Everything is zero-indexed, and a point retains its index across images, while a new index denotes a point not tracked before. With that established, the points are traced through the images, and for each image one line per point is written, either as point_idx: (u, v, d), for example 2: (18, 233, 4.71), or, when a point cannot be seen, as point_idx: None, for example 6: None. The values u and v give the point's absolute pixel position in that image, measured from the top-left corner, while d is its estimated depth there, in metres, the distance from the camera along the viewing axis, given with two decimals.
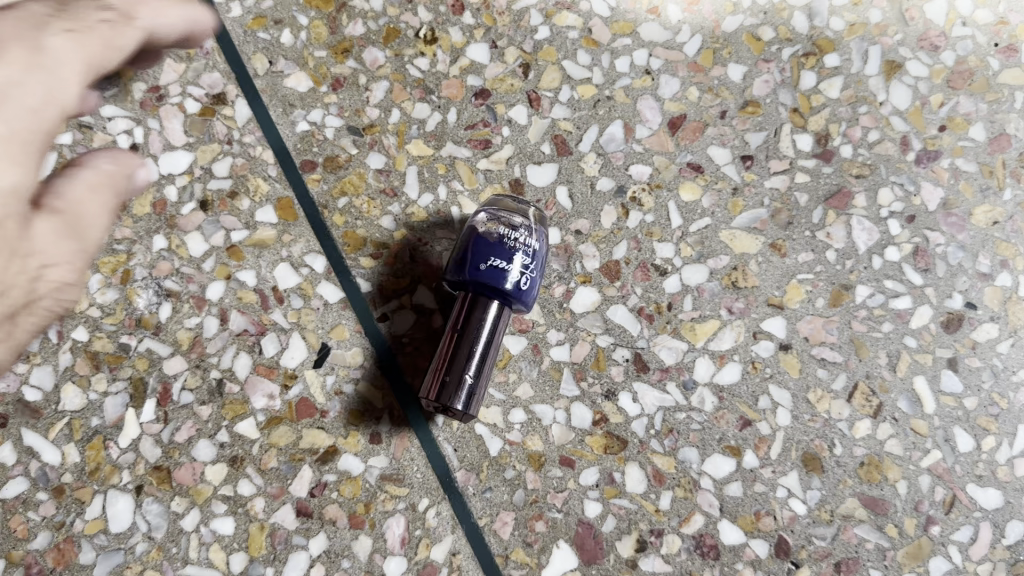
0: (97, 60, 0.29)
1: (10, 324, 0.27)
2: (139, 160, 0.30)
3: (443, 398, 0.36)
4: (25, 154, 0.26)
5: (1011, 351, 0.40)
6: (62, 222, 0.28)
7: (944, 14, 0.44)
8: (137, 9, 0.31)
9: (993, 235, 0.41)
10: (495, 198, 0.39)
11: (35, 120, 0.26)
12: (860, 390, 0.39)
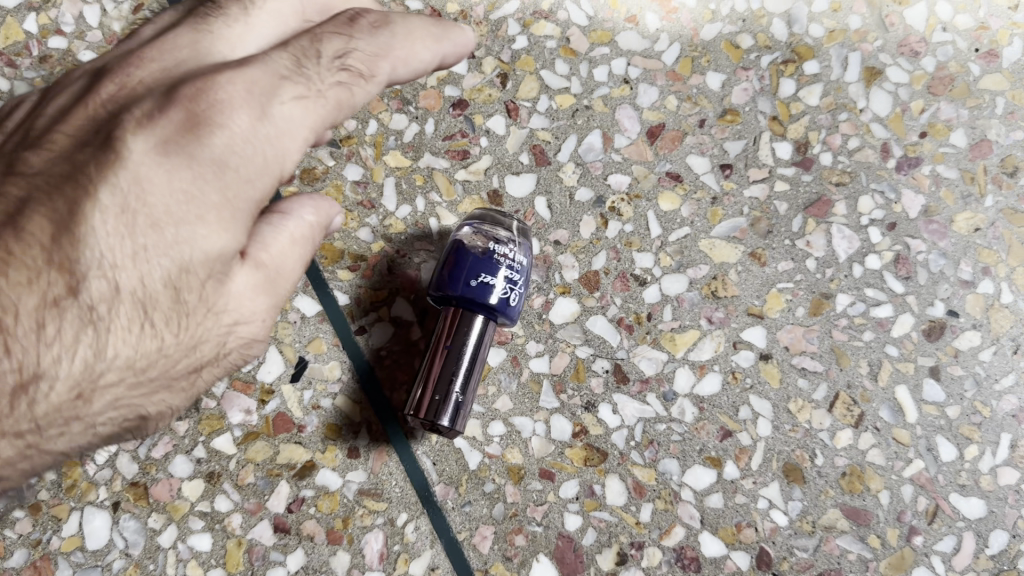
0: (326, 123, 0.30)
1: (197, 375, 0.30)
2: (335, 207, 0.32)
3: (431, 412, 0.35)
4: (237, 218, 0.28)
5: (994, 359, 0.40)
6: (263, 275, 0.30)
7: (924, 19, 0.43)
8: (380, 65, 0.31)
9: (975, 242, 0.41)
10: (478, 210, 0.38)
11: (251, 188, 0.28)
12: (842, 399, 0.39)
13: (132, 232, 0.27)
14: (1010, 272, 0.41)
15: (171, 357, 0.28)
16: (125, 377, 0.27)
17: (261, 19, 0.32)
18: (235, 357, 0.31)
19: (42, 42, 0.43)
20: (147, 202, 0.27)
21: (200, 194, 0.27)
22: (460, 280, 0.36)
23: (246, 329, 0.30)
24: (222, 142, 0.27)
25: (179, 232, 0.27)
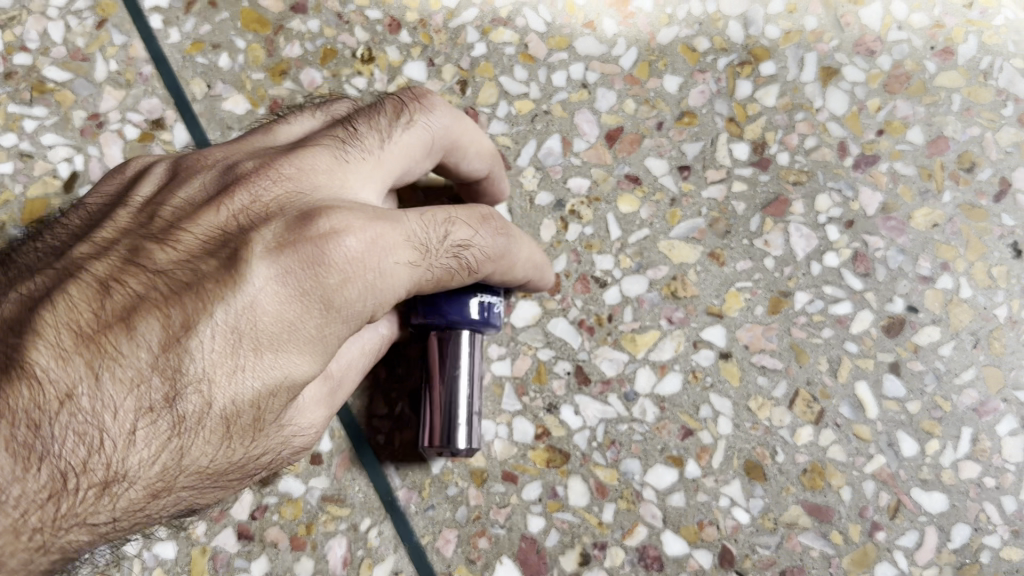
0: (422, 288, 0.33)
1: (247, 483, 0.32)
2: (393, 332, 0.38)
3: (437, 446, 0.36)
4: (327, 353, 0.30)
5: (954, 354, 0.40)
6: (326, 389, 0.34)
7: (880, 18, 0.44)
8: (485, 265, 0.35)
9: (933, 238, 0.41)
10: None
11: (347, 327, 0.30)
12: (801, 396, 0.39)
13: (234, 353, 0.28)
14: (969, 266, 0.41)
15: (238, 467, 0.30)
16: (196, 483, 0.29)
17: (391, 154, 0.35)
18: (284, 461, 0.33)
19: (7, 59, 0.44)
20: (254, 328, 0.29)
21: (302, 326, 0.29)
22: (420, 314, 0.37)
23: (291, 439, 0.33)
24: (335, 283, 0.30)
25: (275, 360, 0.29)
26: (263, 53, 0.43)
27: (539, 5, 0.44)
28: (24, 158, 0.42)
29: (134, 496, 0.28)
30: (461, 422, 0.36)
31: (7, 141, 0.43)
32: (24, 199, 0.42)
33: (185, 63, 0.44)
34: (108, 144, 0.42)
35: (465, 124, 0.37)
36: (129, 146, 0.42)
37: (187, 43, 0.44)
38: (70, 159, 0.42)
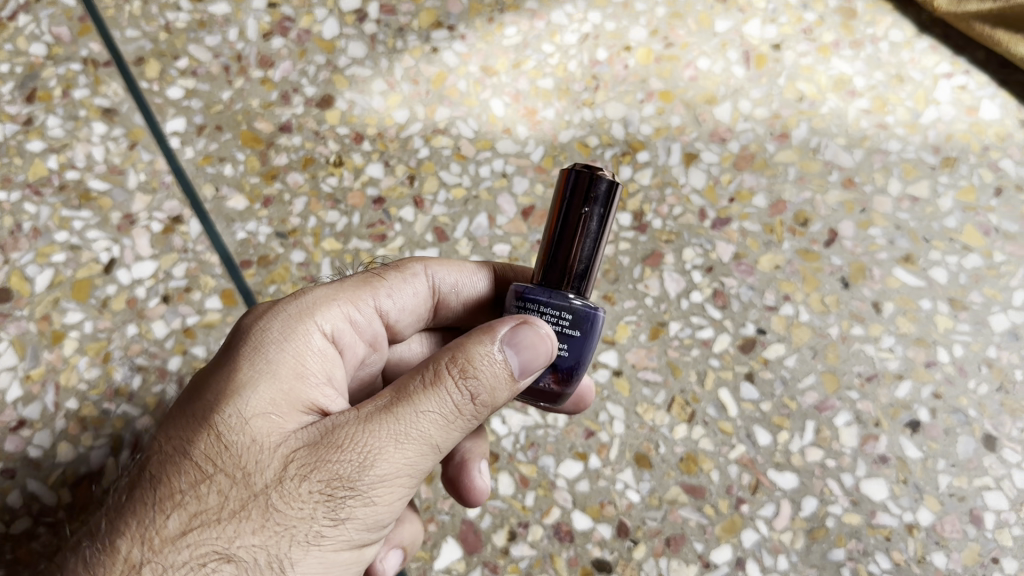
0: (355, 296, 0.43)
1: (271, 510, 0.33)
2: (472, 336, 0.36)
3: (574, 173, 0.39)
4: (270, 367, 0.37)
5: (797, 364, 0.51)
6: (352, 416, 0.35)
7: (729, 114, 0.57)
8: (410, 264, 0.46)
9: (777, 277, 0.53)
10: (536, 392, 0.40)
11: (279, 337, 0.38)
12: (677, 402, 0.50)
13: (183, 408, 0.37)
14: (806, 296, 0.52)
15: (230, 490, 0.34)
16: (185, 519, 0.34)
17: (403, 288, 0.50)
18: (336, 479, 0.34)
19: (60, 175, 0.57)
20: (196, 390, 0.37)
21: (233, 359, 0.37)
22: (516, 293, 0.40)
23: (323, 452, 0.34)
24: (246, 321, 0.39)
25: (215, 393, 0.36)
26: (258, 162, 0.57)
27: (468, 119, 0.58)
28: (74, 249, 0.55)
29: (126, 549, 0.34)
30: (556, 189, 0.40)
31: (60, 236, 0.55)
32: (72, 279, 0.54)
33: (198, 172, 0.57)
34: (139, 236, 0.55)
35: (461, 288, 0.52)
36: (155, 237, 0.55)
37: (199, 157, 0.57)
38: (109, 249, 0.55)
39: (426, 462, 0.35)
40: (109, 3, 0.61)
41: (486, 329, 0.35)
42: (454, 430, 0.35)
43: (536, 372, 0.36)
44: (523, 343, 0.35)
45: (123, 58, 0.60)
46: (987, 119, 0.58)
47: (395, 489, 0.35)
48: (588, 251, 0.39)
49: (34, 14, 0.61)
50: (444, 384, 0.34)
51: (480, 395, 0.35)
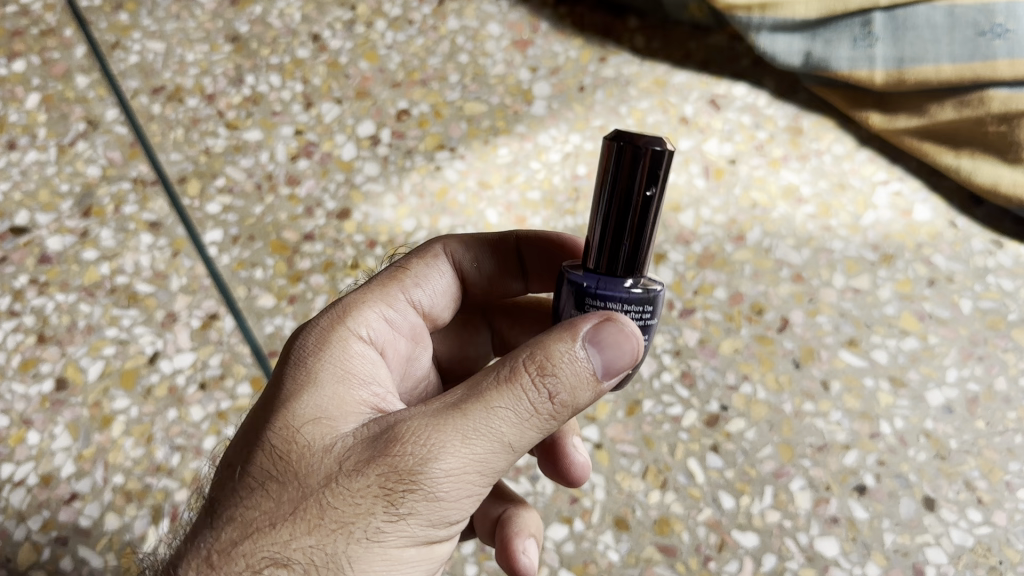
0: (386, 292, 0.50)
1: (332, 506, 0.36)
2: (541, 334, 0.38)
3: (629, 151, 0.38)
4: (325, 382, 0.41)
5: (756, 436, 0.58)
6: (420, 416, 0.37)
7: (692, 219, 0.66)
8: (432, 249, 0.53)
9: (736, 359, 0.61)
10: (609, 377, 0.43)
11: (324, 341, 0.43)
12: (651, 470, 0.57)
13: (249, 431, 0.40)
14: (762, 376, 0.60)
15: (292, 493, 0.37)
16: (253, 525, 0.37)
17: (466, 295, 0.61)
18: (397, 473, 0.36)
19: (111, 279, 0.65)
20: (261, 412, 0.40)
21: (292, 377, 0.41)
22: (582, 291, 0.41)
23: (383, 450, 0.36)
24: (298, 341, 0.43)
25: (276, 413, 0.40)
26: (284, 266, 0.65)
27: (467, 226, 0.67)
28: (122, 343, 0.62)
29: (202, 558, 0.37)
30: (603, 165, 0.39)
31: (110, 332, 0.63)
32: (121, 369, 0.61)
33: (232, 275, 0.65)
34: (180, 331, 0.63)
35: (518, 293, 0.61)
36: (194, 332, 0.63)
37: (233, 262, 0.66)
38: (153, 342, 0.62)
39: (497, 457, 0.37)
40: (156, 132, 0.71)
41: (568, 327, 0.37)
42: (524, 426, 0.37)
43: (620, 371, 0.37)
44: (605, 341, 0.37)
45: (168, 177, 0.69)
46: (919, 220, 0.67)
47: (460, 484, 0.37)
48: (648, 228, 0.40)
49: (91, 141, 0.71)
50: (515, 381, 0.36)
51: (555, 392, 0.37)
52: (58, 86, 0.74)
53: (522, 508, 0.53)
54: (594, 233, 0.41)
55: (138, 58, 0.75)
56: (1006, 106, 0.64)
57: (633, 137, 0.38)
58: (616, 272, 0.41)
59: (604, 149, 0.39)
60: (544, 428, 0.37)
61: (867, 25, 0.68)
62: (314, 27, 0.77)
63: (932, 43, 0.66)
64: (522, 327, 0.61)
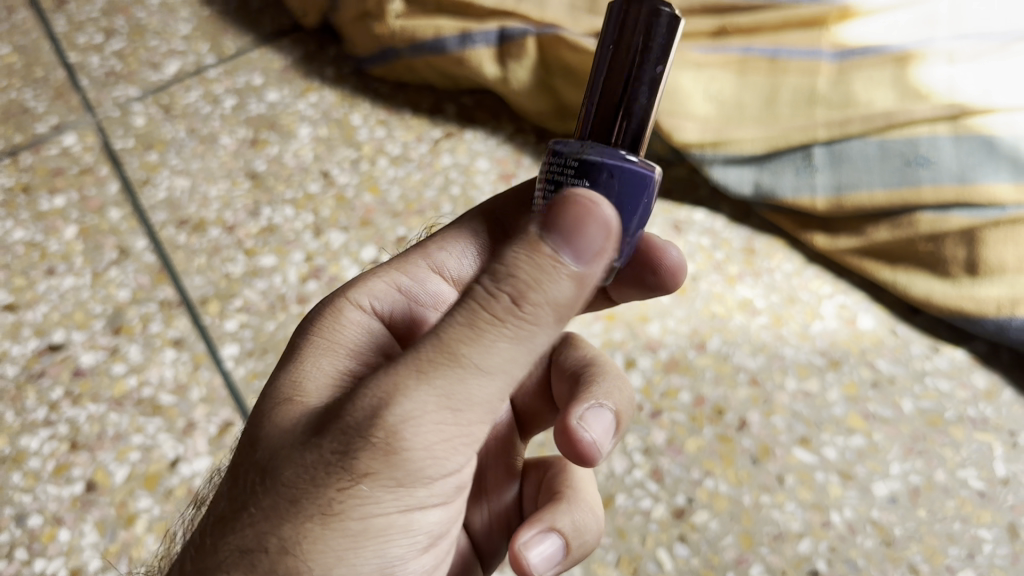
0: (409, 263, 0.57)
1: (298, 467, 0.39)
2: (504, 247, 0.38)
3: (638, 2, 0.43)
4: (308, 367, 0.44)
5: (718, 526, 0.64)
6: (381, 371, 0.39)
7: (659, 329, 0.75)
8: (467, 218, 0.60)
9: (699, 457, 0.68)
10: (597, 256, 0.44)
11: (312, 315, 0.52)
12: (624, 559, 0.63)
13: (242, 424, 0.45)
14: (723, 471, 0.67)
15: (270, 461, 0.40)
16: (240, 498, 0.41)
17: None
18: (354, 424, 0.38)
19: (138, 391, 0.72)
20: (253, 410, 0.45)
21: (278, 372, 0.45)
22: (570, 161, 0.43)
23: (343, 409, 0.39)
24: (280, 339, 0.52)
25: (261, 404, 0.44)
26: None
27: None
28: (146, 448, 0.69)
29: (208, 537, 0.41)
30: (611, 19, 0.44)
31: (136, 439, 0.69)
32: (144, 473, 0.68)
33: (247, 386, 0.73)
34: (198, 438, 0.70)
35: None
36: (211, 438, 0.70)
37: (248, 374, 0.73)
38: (175, 447, 0.69)
39: (464, 385, 0.37)
40: (182, 259, 0.80)
41: (524, 228, 0.38)
42: (488, 340, 0.37)
43: (591, 249, 0.37)
44: (563, 224, 0.37)
45: (191, 299, 0.78)
46: (863, 328, 0.76)
47: (424, 426, 0.37)
48: (647, 95, 0.44)
49: (123, 267, 0.79)
50: (470, 304, 0.37)
51: (516, 295, 0.36)
52: (93, 219, 0.83)
53: (564, 511, 0.53)
54: (591, 91, 0.45)
55: (166, 194, 0.85)
56: (933, 227, 0.74)
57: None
58: (610, 135, 0.44)
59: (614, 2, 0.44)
60: (513, 337, 0.37)
61: (808, 157, 0.78)
62: (324, 164, 0.88)
63: (866, 172, 0.76)
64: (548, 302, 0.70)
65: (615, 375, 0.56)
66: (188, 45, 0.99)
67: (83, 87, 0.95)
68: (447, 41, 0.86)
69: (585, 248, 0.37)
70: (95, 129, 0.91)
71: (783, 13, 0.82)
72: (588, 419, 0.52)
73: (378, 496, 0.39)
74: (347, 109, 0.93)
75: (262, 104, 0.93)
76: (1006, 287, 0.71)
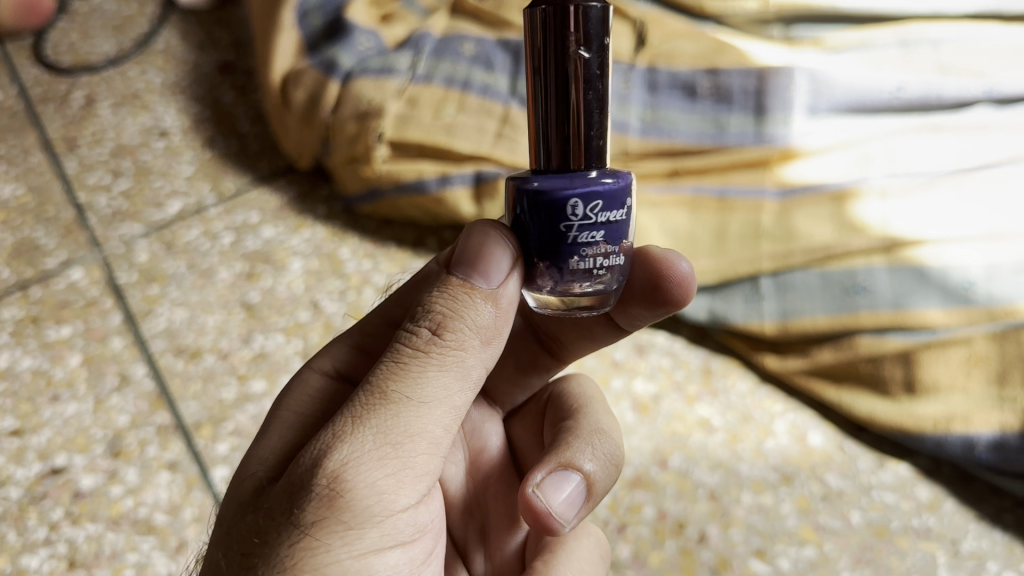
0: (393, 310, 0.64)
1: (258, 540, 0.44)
2: (422, 301, 0.49)
3: (561, 12, 0.46)
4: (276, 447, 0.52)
5: None
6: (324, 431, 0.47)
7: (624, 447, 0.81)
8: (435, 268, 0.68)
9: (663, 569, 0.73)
10: (586, 283, 0.49)
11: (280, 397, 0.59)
12: None
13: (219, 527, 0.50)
14: None
15: (236, 544, 0.45)
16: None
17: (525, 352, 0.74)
18: (302, 475, 0.44)
19: (134, 511, 0.76)
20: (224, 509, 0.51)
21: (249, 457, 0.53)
22: (549, 199, 0.47)
23: (291, 473, 0.45)
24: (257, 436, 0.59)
25: (230, 497, 0.50)
26: None
27: None
28: (140, 567, 0.73)
29: None
30: (550, 36, 0.47)
31: (131, 557, 0.74)
32: None
33: None
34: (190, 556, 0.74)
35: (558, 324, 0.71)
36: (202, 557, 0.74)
37: None
38: (167, 565, 0.73)
39: (401, 419, 0.46)
40: (178, 385, 0.86)
41: (442, 282, 0.49)
42: (415, 377, 0.46)
43: (498, 272, 0.49)
44: (479, 258, 0.49)
45: (186, 424, 0.83)
46: (813, 444, 0.82)
47: (365, 462, 0.45)
48: (596, 98, 0.48)
49: (123, 393, 0.85)
50: (395, 352, 0.47)
51: (433, 329, 0.47)
52: (97, 348, 0.89)
53: None
54: (547, 120, 0.48)
55: (166, 324, 0.91)
56: (872, 349, 0.81)
57: (562, 0, 0.46)
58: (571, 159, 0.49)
59: (535, 15, 0.47)
60: (440, 366, 0.47)
61: (756, 287, 0.86)
62: (314, 294, 0.95)
63: (808, 300, 0.84)
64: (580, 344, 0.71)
65: (595, 438, 0.61)
66: (189, 186, 1.07)
67: (91, 225, 1.03)
68: (428, 182, 0.94)
69: (492, 273, 0.48)
70: (102, 264, 0.98)
71: (729, 156, 0.91)
72: (545, 491, 0.55)
73: (330, 544, 0.44)
74: (337, 244, 1.01)
75: (258, 241, 1.01)
76: (941, 404, 0.78)
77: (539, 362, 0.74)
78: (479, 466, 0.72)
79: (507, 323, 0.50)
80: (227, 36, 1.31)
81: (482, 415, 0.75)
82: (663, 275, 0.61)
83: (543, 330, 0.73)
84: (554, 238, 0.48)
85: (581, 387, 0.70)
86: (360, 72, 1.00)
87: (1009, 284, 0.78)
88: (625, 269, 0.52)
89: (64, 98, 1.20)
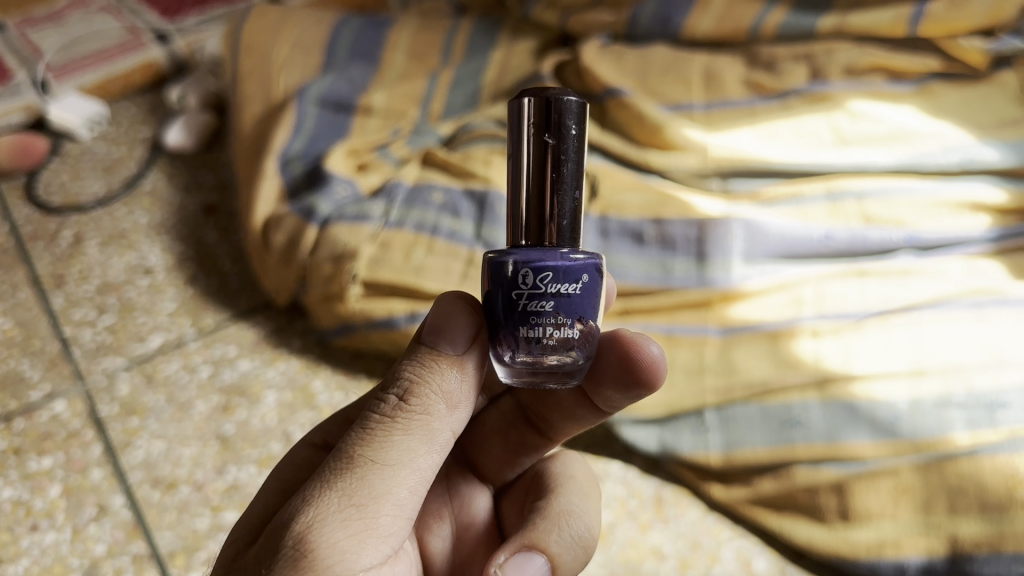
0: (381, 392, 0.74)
1: None
2: (392, 374, 0.59)
3: (542, 103, 0.57)
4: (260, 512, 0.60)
5: None
6: None
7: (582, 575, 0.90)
8: None
9: None
10: (545, 353, 0.57)
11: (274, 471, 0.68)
12: None
13: None
14: None
15: None
16: None
17: (518, 431, 0.82)
18: (276, 538, 0.53)
19: None
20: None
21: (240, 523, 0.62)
22: (508, 283, 0.57)
23: (266, 540, 0.54)
24: None
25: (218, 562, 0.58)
26: None
27: None
28: None
29: None
30: (530, 122, 0.58)
31: None
32: None
33: None
34: None
35: (548, 406, 0.80)
36: None
37: None
38: None
39: (364, 482, 0.54)
40: (154, 514, 0.91)
41: (412, 355, 0.59)
42: (377, 442, 0.55)
43: (459, 338, 0.58)
44: (446, 329, 0.58)
45: (160, 553, 0.88)
46: (758, 569, 0.90)
47: (329, 523, 0.52)
48: (568, 174, 0.58)
49: (101, 523, 0.90)
50: (363, 423, 0.56)
51: (400, 397, 0.56)
52: (76, 478, 0.93)
53: None
54: (526, 192, 0.58)
55: (144, 456, 0.96)
56: (808, 480, 0.87)
57: (543, 93, 0.57)
58: (545, 237, 0.58)
59: (520, 105, 0.58)
60: (404, 430, 0.56)
61: (701, 420, 0.93)
62: (287, 426, 1.00)
63: (749, 432, 0.91)
64: (568, 424, 0.79)
65: (563, 522, 0.66)
66: (171, 321, 1.13)
67: (75, 358, 1.08)
68: (398, 319, 1.01)
69: (455, 338, 0.58)
70: (84, 396, 1.03)
71: (675, 298, 0.99)
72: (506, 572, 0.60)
73: None
74: (310, 376, 1.07)
75: (234, 373, 1.06)
76: (873, 531, 0.84)
77: (529, 441, 0.81)
78: (466, 540, 0.78)
79: (468, 389, 0.59)
80: (211, 179, 1.39)
81: (469, 490, 0.81)
82: (635, 356, 0.67)
83: (531, 410, 0.81)
84: (512, 309, 0.57)
85: (563, 467, 0.76)
86: (337, 218, 1.08)
87: (930, 417, 0.85)
88: (589, 348, 0.59)
89: (53, 236, 1.27)
